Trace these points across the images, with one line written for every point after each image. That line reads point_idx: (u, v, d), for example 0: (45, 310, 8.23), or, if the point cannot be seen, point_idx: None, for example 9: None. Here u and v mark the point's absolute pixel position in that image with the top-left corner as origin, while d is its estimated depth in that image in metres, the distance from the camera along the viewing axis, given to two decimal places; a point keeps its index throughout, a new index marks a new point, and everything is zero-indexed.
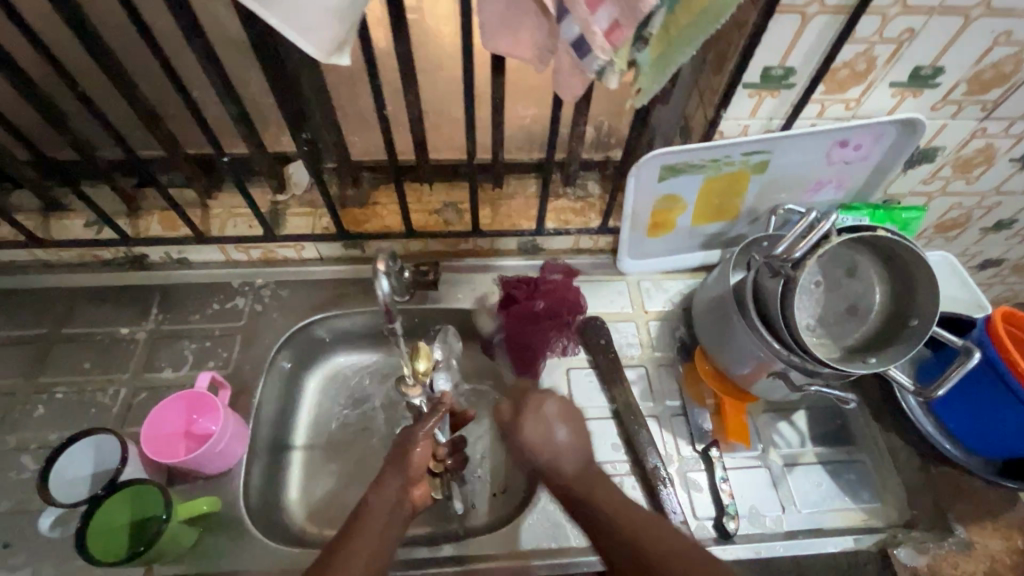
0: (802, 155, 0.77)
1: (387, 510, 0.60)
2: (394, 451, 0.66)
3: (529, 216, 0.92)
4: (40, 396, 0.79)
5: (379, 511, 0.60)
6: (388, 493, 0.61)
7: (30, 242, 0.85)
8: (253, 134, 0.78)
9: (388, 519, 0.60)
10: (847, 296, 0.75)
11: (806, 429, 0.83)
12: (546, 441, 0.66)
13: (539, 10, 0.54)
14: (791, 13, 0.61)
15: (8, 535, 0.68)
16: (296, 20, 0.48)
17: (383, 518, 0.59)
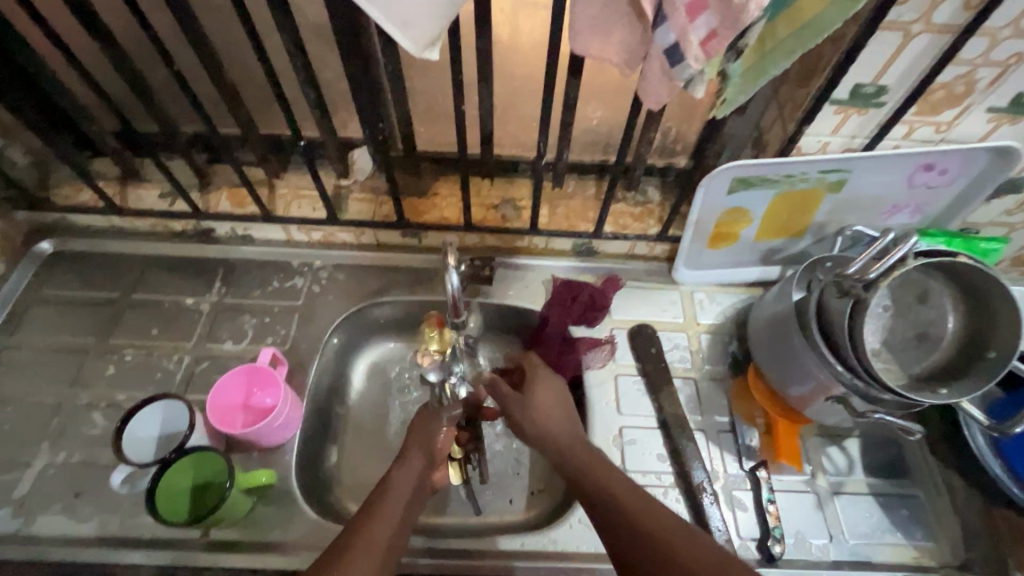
0: (883, 177, 0.75)
1: (408, 492, 0.61)
2: (416, 432, 0.68)
3: (586, 219, 0.92)
4: (110, 356, 0.83)
5: (402, 491, 0.61)
6: (409, 476, 0.62)
7: (108, 208, 0.88)
8: (327, 119, 0.79)
9: (409, 500, 0.61)
10: (916, 324, 0.71)
11: (858, 457, 0.80)
12: (550, 407, 0.71)
13: (635, 14, 0.53)
14: (894, 30, 0.59)
15: (78, 486, 0.72)
16: (398, 14, 0.49)
17: (406, 497, 0.60)
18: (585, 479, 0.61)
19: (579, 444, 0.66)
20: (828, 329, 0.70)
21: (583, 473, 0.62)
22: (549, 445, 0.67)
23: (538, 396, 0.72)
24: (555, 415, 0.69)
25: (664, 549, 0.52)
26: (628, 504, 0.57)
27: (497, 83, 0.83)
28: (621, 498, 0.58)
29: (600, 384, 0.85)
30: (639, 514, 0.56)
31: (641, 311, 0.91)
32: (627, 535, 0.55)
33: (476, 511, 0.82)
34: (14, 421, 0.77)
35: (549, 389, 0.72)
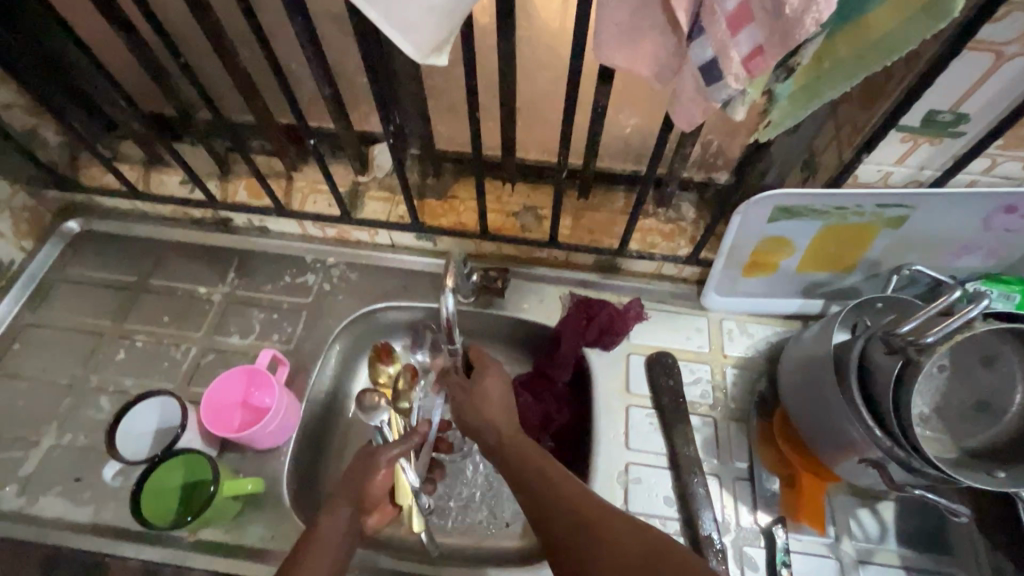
0: (953, 216, 0.65)
1: (336, 541, 0.59)
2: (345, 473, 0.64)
3: (611, 234, 0.86)
4: (122, 341, 0.84)
5: (330, 543, 0.59)
6: (339, 521, 0.60)
7: (129, 193, 0.89)
8: (343, 115, 0.76)
9: (340, 543, 0.59)
10: (978, 390, 0.62)
11: (891, 524, 0.72)
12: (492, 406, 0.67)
13: (668, 23, 0.46)
14: (983, 50, 0.49)
15: (81, 470, 0.73)
16: (399, 18, 0.43)
17: (335, 544, 0.59)
18: (520, 467, 0.61)
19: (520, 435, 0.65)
20: (871, 386, 0.62)
21: (519, 462, 0.62)
22: (487, 429, 0.66)
23: (483, 389, 0.68)
24: (496, 409, 0.66)
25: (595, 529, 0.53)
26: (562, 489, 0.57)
27: (523, 84, 0.78)
28: (555, 485, 0.58)
29: (610, 414, 0.80)
30: (572, 496, 0.57)
31: (662, 337, 0.85)
32: (561, 519, 0.55)
33: (470, 533, 0.79)
34: (29, 399, 0.79)
35: (494, 386, 0.68)
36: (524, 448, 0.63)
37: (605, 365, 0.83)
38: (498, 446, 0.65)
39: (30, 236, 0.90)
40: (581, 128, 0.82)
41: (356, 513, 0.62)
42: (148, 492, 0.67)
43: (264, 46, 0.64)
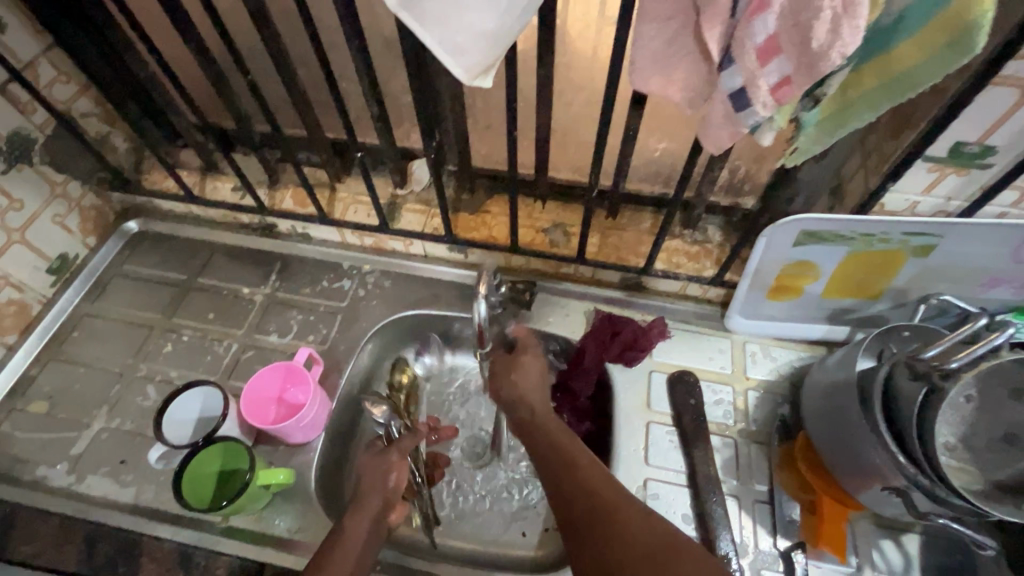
0: (981, 247, 0.66)
1: (363, 537, 0.63)
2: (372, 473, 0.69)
3: (637, 253, 0.88)
4: (170, 334, 0.89)
5: (358, 537, 0.62)
6: (365, 517, 0.64)
7: (186, 197, 0.95)
8: (388, 131, 0.81)
9: (369, 534, 0.63)
10: (1007, 422, 0.61)
11: (916, 556, 0.71)
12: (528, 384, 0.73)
13: (701, 52, 0.49)
14: (1010, 86, 0.51)
15: (127, 453, 0.79)
16: (453, 43, 0.47)
17: (363, 536, 0.63)
18: (545, 448, 0.66)
19: (548, 418, 0.69)
20: (895, 412, 0.62)
21: (546, 442, 0.66)
22: (521, 405, 0.71)
23: (522, 371, 0.73)
24: (529, 387, 0.72)
25: (608, 512, 0.56)
26: (582, 473, 0.61)
27: (559, 107, 0.82)
28: (577, 466, 0.62)
29: (631, 429, 0.81)
30: (588, 481, 0.60)
31: (684, 356, 0.86)
32: (579, 501, 0.58)
33: (489, 537, 0.81)
34: (84, 384, 0.85)
35: (530, 367, 0.74)
36: (551, 429, 0.67)
37: (626, 381, 0.84)
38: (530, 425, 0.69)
39: (95, 233, 0.97)
40: (612, 150, 0.85)
41: (384, 505, 0.67)
42: (195, 481, 0.71)
43: (322, 65, 0.69)
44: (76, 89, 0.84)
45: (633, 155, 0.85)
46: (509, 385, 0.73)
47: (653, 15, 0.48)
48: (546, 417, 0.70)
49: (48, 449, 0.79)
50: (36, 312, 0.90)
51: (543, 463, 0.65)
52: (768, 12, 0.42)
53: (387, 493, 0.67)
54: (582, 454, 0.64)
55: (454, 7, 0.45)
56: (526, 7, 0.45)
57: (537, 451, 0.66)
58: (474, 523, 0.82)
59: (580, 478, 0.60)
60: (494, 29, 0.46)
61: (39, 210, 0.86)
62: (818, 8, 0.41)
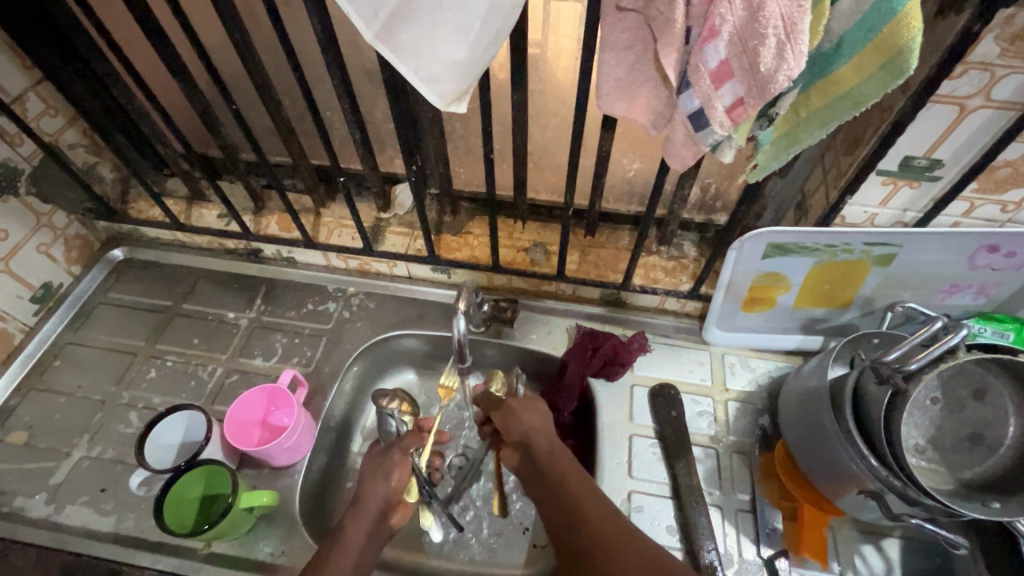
0: (938, 255, 0.69)
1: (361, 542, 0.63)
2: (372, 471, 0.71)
3: (616, 269, 0.91)
4: (154, 360, 0.90)
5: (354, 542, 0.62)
6: (362, 525, 0.64)
7: (172, 224, 0.96)
8: (370, 157, 0.83)
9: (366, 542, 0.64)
10: (972, 423, 0.64)
11: (896, 560, 0.73)
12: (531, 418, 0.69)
13: (660, 78, 0.52)
14: (949, 104, 0.55)
15: (107, 481, 0.78)
16: (427, 73, 0.50)
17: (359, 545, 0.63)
18: (552, 482, 0.64)
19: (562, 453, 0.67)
20: (864, 415, 0.64)
21: (551, 477, 0.64)
22: (532, 441, 0.68)
23: (521, 408, 0.70)
24: (531, 426, 0.69)
25: (608, 555, 0.55)
26: (587, 510, 0.59)
27: (535, 130, 0.85)
28: (578, 504, 0.60)
29: (614, 442, 0.82)
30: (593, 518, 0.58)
31: (665, 369, 0.88)
32: (585, 540, 0.57)
33: (476, 557, 0.81)
34: (65, 413, 0.85)
35: (535, 402, 0.72)
36: (563, 467, 0.65)
37: (609, 395, 0.85)
38: (540, 459, 0.66)
39: (79, 262, 0.97)
40: (588, 171, 0.87)
41: (382, 505, 0.67)
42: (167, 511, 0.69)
43: (306, 95, 0.71)
44: (64, 121, 0.86)
45: (609, 175, 0.88)
46: (520, 420, 0.69)
47: (613, 44, 0.52)
48: (559, 452, 0.67)
49: (26, 480, 0.79)
50: (18, 341, 0.89)
51: (552, 501, 0.63)
52: (718, 38, 0.45)
53: (385, 498, 0.68)
54: (592, 491, 0.62)
55: (427, 39, 0.48)
56: (495, 38, 0.48)
57: (544, 485, 0.64)
58: (463, 545, 0.82)
59: (584, 517, 0.59)
60: (465, 58, 0.49)
61: (23, 240, 0.87)
62: (762, 34, 0.44)
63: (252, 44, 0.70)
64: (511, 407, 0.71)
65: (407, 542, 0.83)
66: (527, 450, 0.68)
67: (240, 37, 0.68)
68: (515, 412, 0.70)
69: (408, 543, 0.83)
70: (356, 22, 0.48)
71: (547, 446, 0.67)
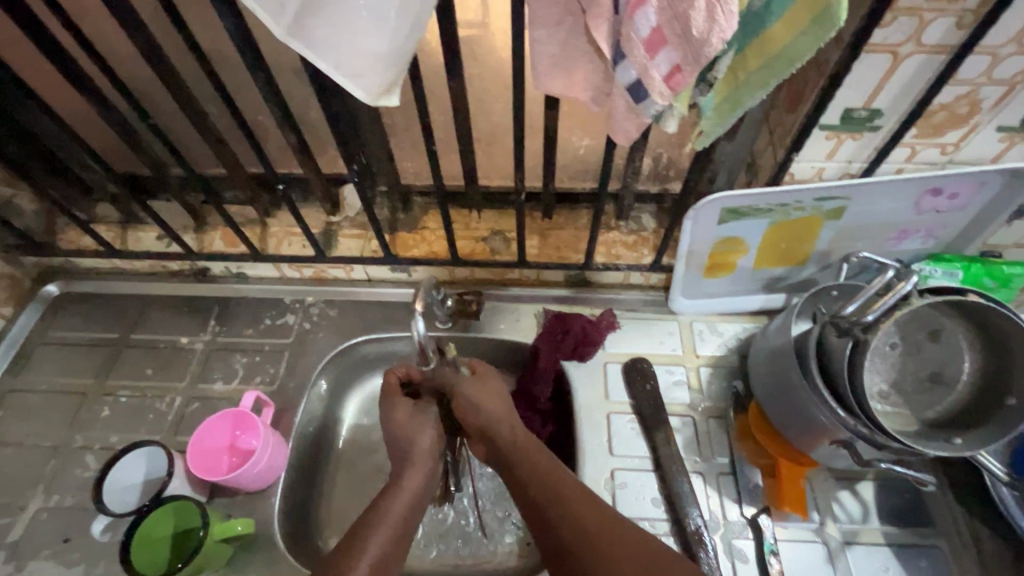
0: (886, 203, 0.70)
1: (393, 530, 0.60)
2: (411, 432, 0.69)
3: (578, 249, 0.90)
4: (107, 398, 0.85)
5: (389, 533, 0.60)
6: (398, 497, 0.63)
7: (107, 251, 0.91)
8: (311, 160, 0.79)
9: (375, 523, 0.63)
10: (928, 363, 0.65)
11: (872, 501, 0.75)
12: (494, 398, 0.69)
13: (595, 51, 0.51)
14: (882, 53, 0.55)
15: (69, 530, 0.74)
16: (349, 67, 0.47)
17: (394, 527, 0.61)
18: (523, 470, 0.64)
19: (528, 439, 0.67)
20: (829, 367, 0.65)
21: (521, 465, 0.64)
22: (496, 429, 0.67)
23: (485, 395, 0.69)
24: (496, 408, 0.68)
25: (590, 538, 0.55)
26: (563, 495, 0.60)
27: (479, 114, 0.85)
28: (564, 504, 0.59)
29: (593, 423, 0.82)
30: (571, 509, 0.58)
31: (636, 344, 0.88)
32: (562, 526, 0.57)
33: (467, 555, 0.80)
34: (14, 465, 0.80)
35: (493, 388, 0.71)
36: (529, 453, 0.65)
37: (583, 376, 0.85)
38: (505, 451, 0.66)
39: (10, 302, 0.91)
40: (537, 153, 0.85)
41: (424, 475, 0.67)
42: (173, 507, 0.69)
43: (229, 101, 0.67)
44: None
45: (559, 155, 0.87)
46: (481, 409, 0.68)
47: (541, 21, 0.50)
48: (525, 438, 0.67)
49: None
50: None
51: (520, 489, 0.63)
52: (647, 5, 0.44)
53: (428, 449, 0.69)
54: (564, 476, 0.62)
55: (344, 31, 0.45)
56: (414, 25, 0.45)
57: (512, 474, 0.65)
58: (452, 543, 0.81)
59: (559, 498, 0.60)
60: (388, 48, 0.46)
61: None
62: None
63: (165, 56, 0.65)
64: (464, 391, 0.69)
65: None
66: (494, 441, 0.67)
67: (148, 46, 0.63)
68: (476, 402, 0.68)
69: None
70: (264, 20, 0.45)
71: (512, 434, 0.67)
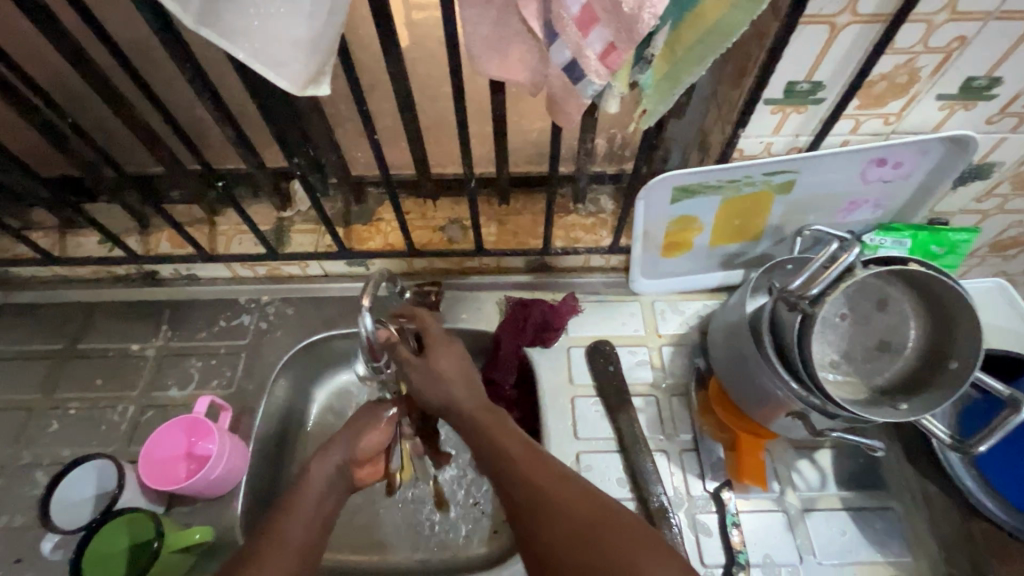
0: (834, 176, 0.71)
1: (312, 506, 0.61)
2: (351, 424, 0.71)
3: (536, 234, 0.89)
4: (55, 412, 0.82)
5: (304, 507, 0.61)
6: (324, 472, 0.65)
7: (44, 259, 0.87)
8: (252, 154, 0.76)
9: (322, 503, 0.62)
10: (877, 331, 0.67)
11: (829, 468, 0.77)
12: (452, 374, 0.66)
13: (529, 30, 0.49)
14: (819, 24, 0.54)
15: (21, 550, 0.72)
16: (268, 55, 0.45)
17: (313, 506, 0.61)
18: (476, 435, 0.62)
19: (483, 409, 0.64)
20: (781, 341, 0.66)
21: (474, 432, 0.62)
22: (454, 406, 0.65)
23: (442, 371, 0.66)
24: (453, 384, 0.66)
25: (540, 492, 0.53)
26: (512, 452, 0.58)
27: (426, 102, 0.81)
28: (512, 461, 0.57)
29: (557, 407, 0.81)
30: (520, 464, 0.56)
31: (598, 327, 0.87)
32: (512, 483, 0.55)
33: (436, 546, 0.80)
34: None
35: (453, 359, 0.67)
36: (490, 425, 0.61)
37: (547, 362, 0.85)
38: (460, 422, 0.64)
39: None
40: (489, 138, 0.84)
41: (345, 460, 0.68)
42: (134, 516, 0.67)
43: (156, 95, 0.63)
44: None
45: (512, 139, 0.85)
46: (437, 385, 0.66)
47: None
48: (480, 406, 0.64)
49: None
50: None
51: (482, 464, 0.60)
52: None
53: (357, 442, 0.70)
54: (515, 434, 0.60)
55: (257, 18, 0.43)
56: (333, 9, 0.43)
57: (471, 452, 0.61)
58: (421, 536, 0.81)
59: (508, 454, 0.57)
60: (307, 35, 0.44)
61: None
62: None
63: (82, 49, 0.62)
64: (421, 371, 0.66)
65: (364, 546, 0.81)
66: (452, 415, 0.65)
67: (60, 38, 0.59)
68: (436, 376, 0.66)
69: (365, 546, 0.81)
70: (171, 7, 0.42)
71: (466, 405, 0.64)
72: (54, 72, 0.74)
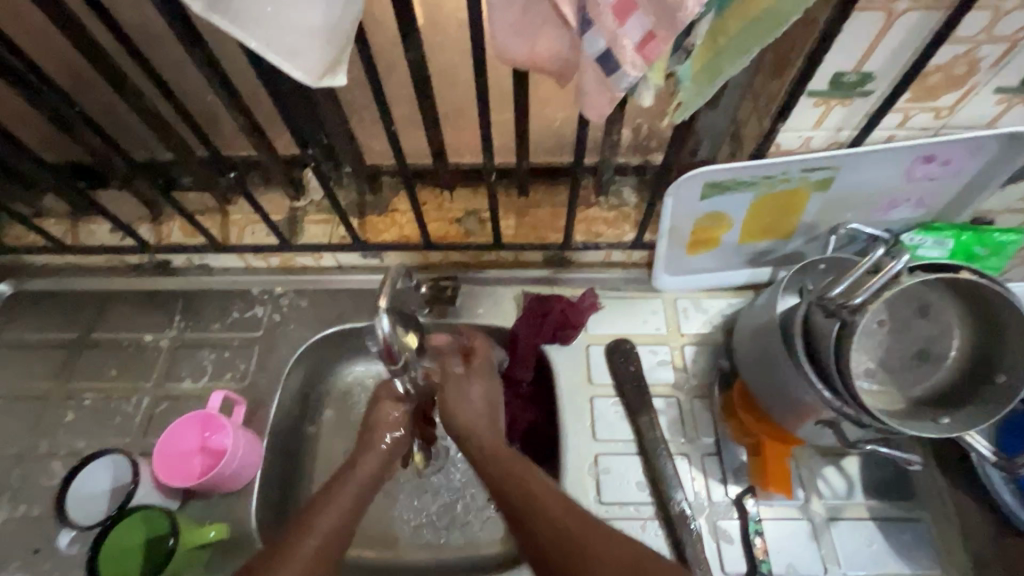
0: (876, 172, 0.67)
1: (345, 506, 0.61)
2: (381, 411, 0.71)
3: (556, 228, 0.86)
4: (69, 402, 0.81)
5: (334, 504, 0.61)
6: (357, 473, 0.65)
7: (57, 246, 0.85)
8: (265, 142, 0.74)
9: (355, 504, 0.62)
10: (916, 339, 0.64)
11: (856, 476, 0.75)
12: (476, 405, 0.69)
13: (560, 17, 0.45)
14: (874, 11, 0.50)
15: (38, 540, 0.72)
16: (282, 44, 0.42)
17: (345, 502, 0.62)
18: (498, 474, 0.62)
19: (500, 449, 0.65)
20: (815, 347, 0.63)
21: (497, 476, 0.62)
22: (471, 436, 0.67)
23: (464, 401, 0.70)
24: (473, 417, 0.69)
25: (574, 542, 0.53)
26: (537, 497, 0.58)
27: (444, 89, 0.78)
28: (539, 504, 0.57)
29: (575, 407, 0.79)
30: (547, 508, 0.56)
31: (618, 325, 0.85)
32: (540, 529, 0.55)
33: (449, 544, 0.80)
34: None
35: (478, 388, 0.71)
36: (508, 466, 0.63)
37: (566, 360, 0.83)
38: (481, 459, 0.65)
39: None
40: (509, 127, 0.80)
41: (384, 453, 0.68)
42: (150, 513, 0.67)
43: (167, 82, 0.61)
44: None
45: (533, 128, 0.81)
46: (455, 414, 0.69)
47: None
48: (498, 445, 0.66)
49: None
50: None
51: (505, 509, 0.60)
52: None
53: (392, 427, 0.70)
54: (538, 478, 0.61)
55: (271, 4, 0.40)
56: None
57: (495, 497, 0.61)
58: (434, 533, 0.80)
59: (533, 498, 0.58)
60: (323, 23, 0.41)
61: None
62: None
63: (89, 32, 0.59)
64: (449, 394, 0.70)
65: (376, 542, 0.80)
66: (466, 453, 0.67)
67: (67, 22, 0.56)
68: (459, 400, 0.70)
69: (378, 542, 0.80)
70: None
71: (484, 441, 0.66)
72: (64, 55, 0.71)
